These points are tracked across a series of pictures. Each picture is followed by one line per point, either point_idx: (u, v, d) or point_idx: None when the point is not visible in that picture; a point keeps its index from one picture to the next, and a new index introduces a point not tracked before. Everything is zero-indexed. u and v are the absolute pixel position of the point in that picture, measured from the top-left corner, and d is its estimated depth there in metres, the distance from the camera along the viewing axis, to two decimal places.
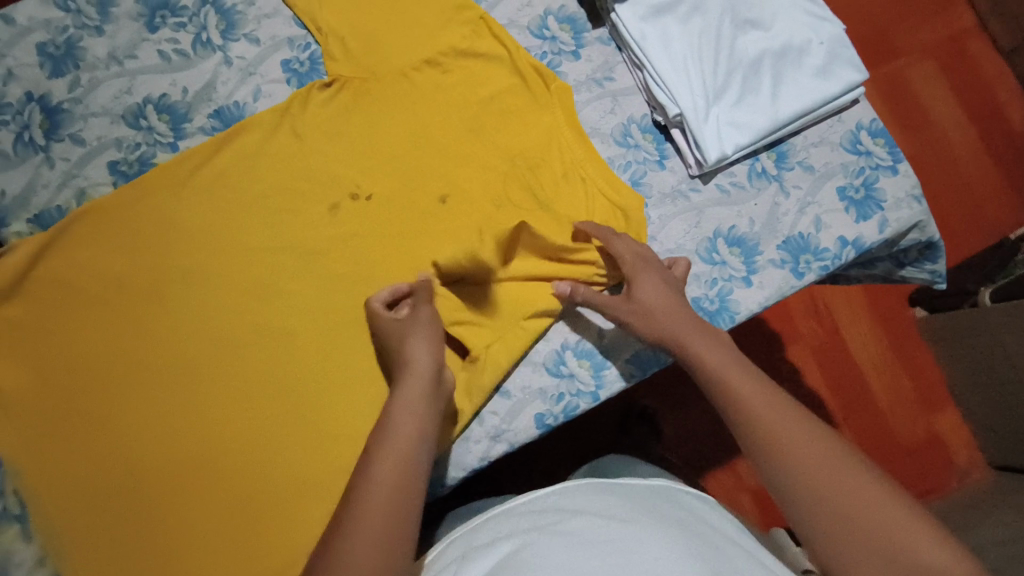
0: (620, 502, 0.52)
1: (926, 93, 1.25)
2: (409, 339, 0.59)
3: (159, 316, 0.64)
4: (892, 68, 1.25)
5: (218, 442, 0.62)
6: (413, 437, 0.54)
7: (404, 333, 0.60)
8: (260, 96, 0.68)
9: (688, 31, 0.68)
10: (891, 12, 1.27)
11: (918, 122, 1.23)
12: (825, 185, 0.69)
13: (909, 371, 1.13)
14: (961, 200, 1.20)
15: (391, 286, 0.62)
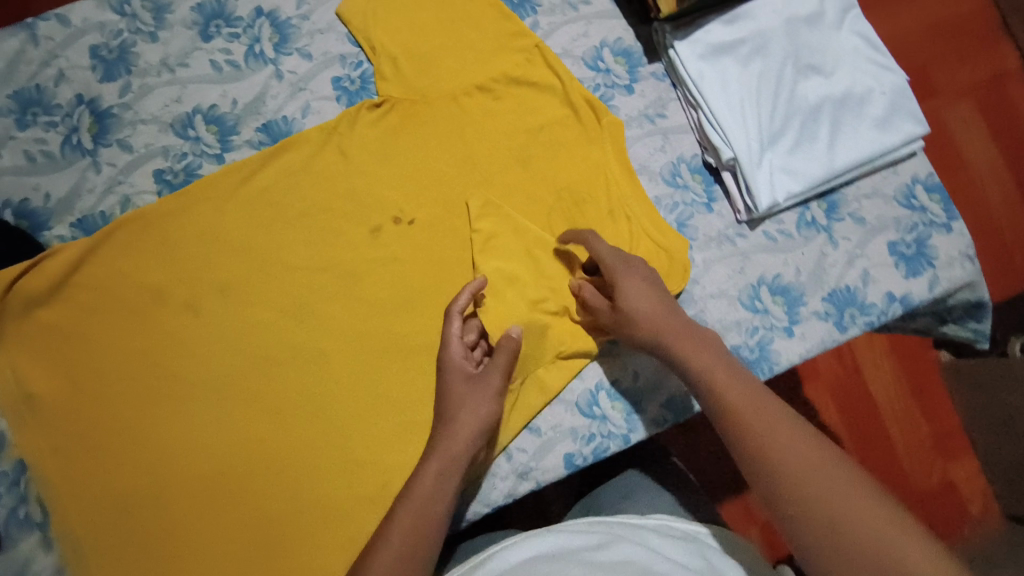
0: (610, 545, 0.50)
1: (961, 132, 1.15)
2: (462, 408, 0.57)
3: (192, 328, 0.63)
4: (929, 105, 1.15)
5: (241, 462, 0.62)
6: (438, 483, 0.55)
7: (459, 394, 0.58)
8: (309, 112, 0.68)
9: (747, 72, 0.66)
10: (937, 47, 1.16)
11: (952, 162, 1.14)
12: (875, 238, 0.67)
13: (928, 417, 1.08)
14: (990, 249, 1.11)
15: (473, 287, 0.61)
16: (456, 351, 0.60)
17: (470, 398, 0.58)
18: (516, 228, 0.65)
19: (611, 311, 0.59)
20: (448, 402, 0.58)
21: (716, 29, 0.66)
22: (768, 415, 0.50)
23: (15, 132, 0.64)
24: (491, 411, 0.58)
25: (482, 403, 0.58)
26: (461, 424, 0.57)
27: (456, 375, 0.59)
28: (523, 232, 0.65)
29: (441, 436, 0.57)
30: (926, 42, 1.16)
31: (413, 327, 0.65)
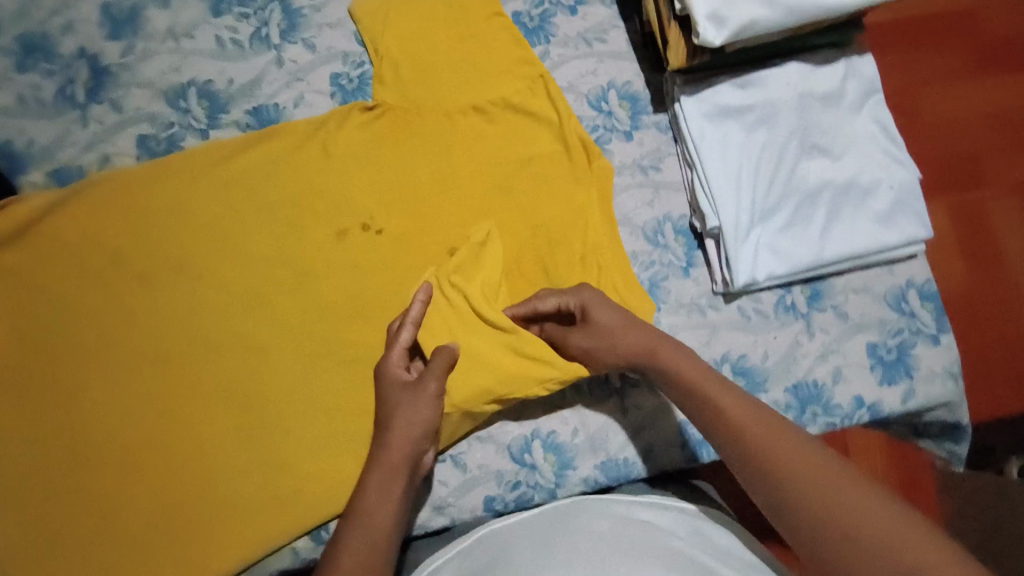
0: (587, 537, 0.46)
1: (1005, 232, 0.97)
2: (402, 417, 0.55)
3: (142, 298, 0.63)
4: (971, 193, 0.98)
5: (162, 439, 0.61)
6: (378, 501, 0.52)
7: (398, 403, 0.55)
8: (301, 103, 0.67)
9: (750, 141, 0.63)
10: (995, 134, 1.00)
11: (990, 259, 0.95)
12: (856, 336, 0.64)
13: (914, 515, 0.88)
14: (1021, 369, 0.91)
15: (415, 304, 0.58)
16: (397, 361, 0.57)
17: (409, 407, 0.55)
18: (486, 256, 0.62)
19: (584, 337, 0.57)
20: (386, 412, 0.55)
21: (726, 91, 0.63)
22: (764, 420, 0.46)
23: (14, 74, 0.65)
24: (433, 418, 0.55)
25: (422, 410, 0.55)
26: (400, 435, 0.54)
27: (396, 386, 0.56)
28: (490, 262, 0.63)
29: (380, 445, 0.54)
30: (982, 129, 1.00)
31: (360, 337, 0.63)
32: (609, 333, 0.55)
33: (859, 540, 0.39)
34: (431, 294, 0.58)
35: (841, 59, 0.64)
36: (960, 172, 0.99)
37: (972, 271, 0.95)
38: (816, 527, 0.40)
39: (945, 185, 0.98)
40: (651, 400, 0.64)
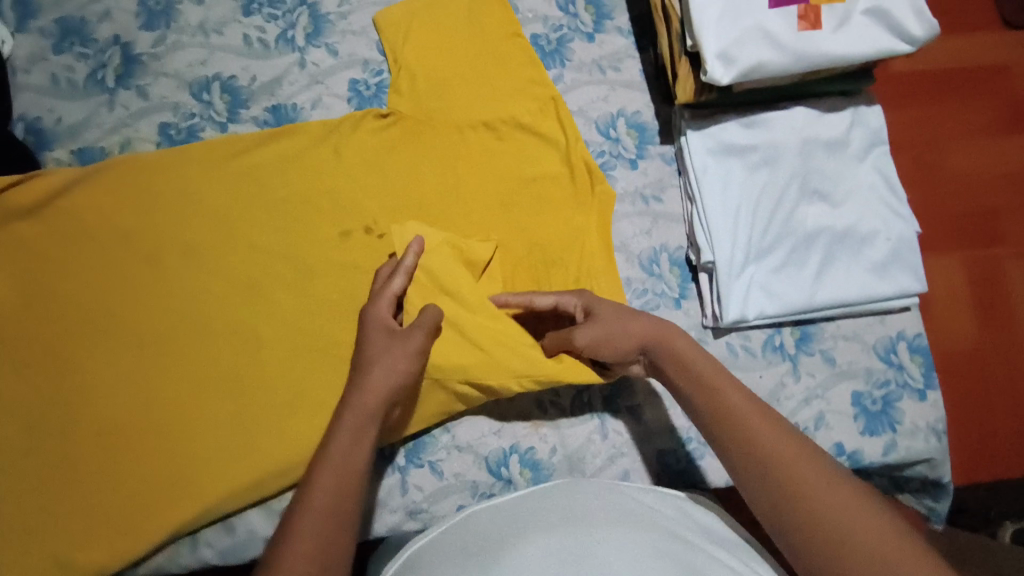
0: (576, 513, 0.48)
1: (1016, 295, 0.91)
2: (381, 361, 0.55)
3: (149, 278, 0.65)
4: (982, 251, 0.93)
5: (153, 415, 0.63)
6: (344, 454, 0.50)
7: (379, 347, 0.56)
8: (318, 105, 0.69)
9: (752, 180, 0.63)
10: (1008, 195, 0.96)
11: (998, 321, 0.90)
12: (842, 383, 0.64)
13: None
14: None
15: (409, 254, 0.59)
16: (382, 306, 0.58)
17: (390, 355, 0.55)
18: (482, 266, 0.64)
19: (587, 330, 0.55)
20: (366, 356, 0.56)
21: (733, 129, 0.64)
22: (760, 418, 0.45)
23: (50, 55, 0.69)
24: (411, 368, 0.56)
25: (401, 358, 0.55)
26: (377, 377, 0.54)
27: (379, 329, 0.57)
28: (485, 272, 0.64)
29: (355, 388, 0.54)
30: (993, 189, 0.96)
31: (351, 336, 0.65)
32: (612, 318, 0.55)
33: (854, 544, 0.39)
34: (424, 247, 0.60)
35: (848, 107, 0.65)
36: (971, 228, 0.94)
37: (980, 332, 0.89)
38: (818, 522, 0.40)
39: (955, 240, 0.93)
40: (633, 428, 0.65)
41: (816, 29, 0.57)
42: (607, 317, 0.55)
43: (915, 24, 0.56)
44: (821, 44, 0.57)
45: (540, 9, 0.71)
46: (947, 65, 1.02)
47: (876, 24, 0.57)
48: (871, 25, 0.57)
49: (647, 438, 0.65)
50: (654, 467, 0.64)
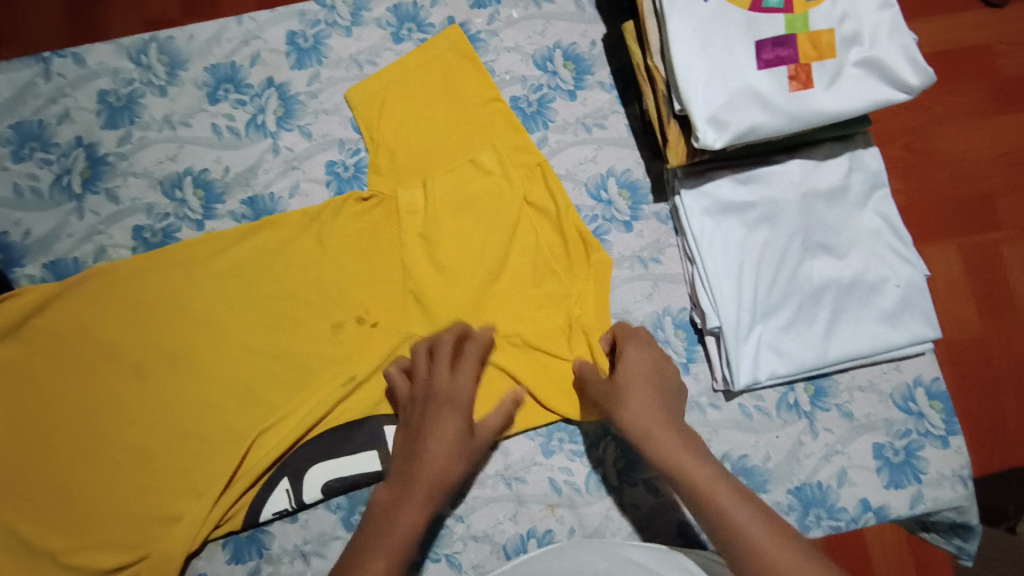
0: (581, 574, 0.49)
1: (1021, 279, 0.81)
2: (447, 442, 0.54)
3: (137, 391, 0.62)
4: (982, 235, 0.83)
5: (159, 533, 0.59)
6: None
7: (447, 429, 0.54)
8: (296, 192, 0.67)
9: (751, 239, 0.61)
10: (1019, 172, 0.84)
11: (1002, 302, 0.81)
12: (861, 437, 0.62)
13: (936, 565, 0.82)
14: None
15: (484, 339, 0.61)
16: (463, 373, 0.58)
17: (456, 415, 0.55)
18: (490, 307, 0.64)
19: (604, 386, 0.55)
20: (431, 420, 0.55)
21: (728, 186, 0.62)
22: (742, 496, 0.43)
23: (10, 163, 0.65)
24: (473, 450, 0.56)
25: (462, 452, 0.54)
26: (432, 455, 0.53)
27: (449, 406, 0.55)
28: None
29: (375, 536, 0.50)
30: (1014, 166, 0.84)
31: (351, 437, 0.62)
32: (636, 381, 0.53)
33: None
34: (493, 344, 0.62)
35: (846, 151, 0.63)
36: (985, 209, 0.83)
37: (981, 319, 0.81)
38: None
39: (970, 227, 0.83)
40: (650, 499, 0.62)
41: (808, 88, 0.55)
42: (634, 373, 0.54)
43: (910, 73, 0.55)
44: (816, 103, 0.55)
45: (518, 70, 0.69)
46: (950, 43, 0.87)
47: (869, 75, 0.55)
48: (864, 76, 0.55)
49: (667, 509, 0.62)
50: (675, 541, 0.61)
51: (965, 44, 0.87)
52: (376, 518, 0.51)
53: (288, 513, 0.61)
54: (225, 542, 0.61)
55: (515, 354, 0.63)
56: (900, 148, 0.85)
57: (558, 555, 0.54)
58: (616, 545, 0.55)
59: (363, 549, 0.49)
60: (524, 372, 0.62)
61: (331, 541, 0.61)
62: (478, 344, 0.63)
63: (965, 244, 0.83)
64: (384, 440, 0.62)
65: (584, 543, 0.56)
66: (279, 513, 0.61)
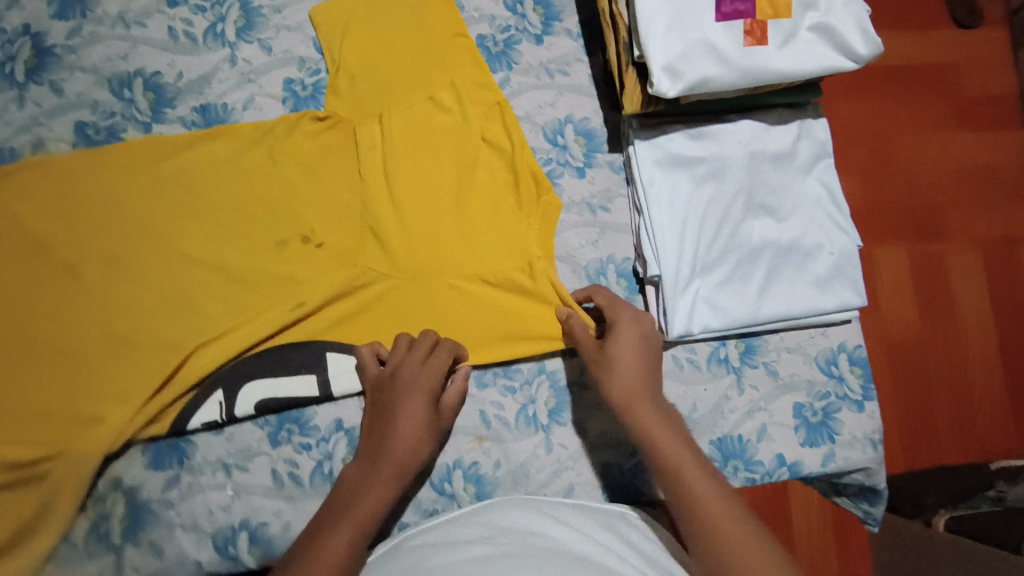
0: (509, 526, 0.48)
1: (960, 292, 1.00)
2: (411, 426, 0.56)
3: (66, 288, 0.60)
4: (926, 247, 1.00)
5: (75, 433, 0.57)
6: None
7: (414, 413, 0.56)
8: (250, 105, 0.66)
9: (699, 194, 0.63)
10: (953, 190, 1.02)
11: (941, 309, 0.99)
12: (784, 396, 0.64)
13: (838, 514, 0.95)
14: (949, 406, 0.96)
15: (456, 346, 0.61)
16: (432, 366, 0.58)
17: (419, 404, 0.57)
18: (437, 240, 0.64)
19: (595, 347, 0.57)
20: (396, 405, 0.56)
21: (681, 140, 0.63)
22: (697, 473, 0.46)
23: None
24: (434, 440, 0.57)
25: (425, 433, 0.56)
26: (399, 436, 0.55)
27: (416, 391, 0.57)
28: (426, 283, 0.63)
29: (343, 507, 0.52)
30: (947, 181, 1.02)
31: (286, 356, 0.61)
32: (620, 357, 0.55)
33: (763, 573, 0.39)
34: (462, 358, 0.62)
35: (796, 119, 0.65)
36: (919, 219, 1.01)
37: (919, 322, 0.98)
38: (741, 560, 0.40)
39: (905, 234, 1.00)
40: (577, 440, 0.63)
41: (762, 45, 0.56)
42: (622, 347, 0.55)
43: (861, 42, 0.57)
44: (768, 61, 0.56)
45: (486, 8, 0.69)
46: None
47: (822, 40, 0.57)
48: (817, 40, 0.57)
49: (592, 451, 0.63)
50: (598, 482, 0.62)
51: (912, 64, 1.05)
52: (343, 491, 0.53)
53: (217, 425, 0.60)
54: (146, 448, 0.59)
55: (458, 282, 0.63)
56: (858, 154, 1.02)
57: (476, 520, 0.51)
58: (539, 505, 0.53)
59: (334, 518, 0.51)
60: (467, 304, 0.63)
61: (255, 456, 0.60)
62: (420, 275, 0.63)
63: (902, 250, 1.00)
64: (324, 364, 0.61)
65: (515, 500, 0.54)
66: (208, 424, 0.59)
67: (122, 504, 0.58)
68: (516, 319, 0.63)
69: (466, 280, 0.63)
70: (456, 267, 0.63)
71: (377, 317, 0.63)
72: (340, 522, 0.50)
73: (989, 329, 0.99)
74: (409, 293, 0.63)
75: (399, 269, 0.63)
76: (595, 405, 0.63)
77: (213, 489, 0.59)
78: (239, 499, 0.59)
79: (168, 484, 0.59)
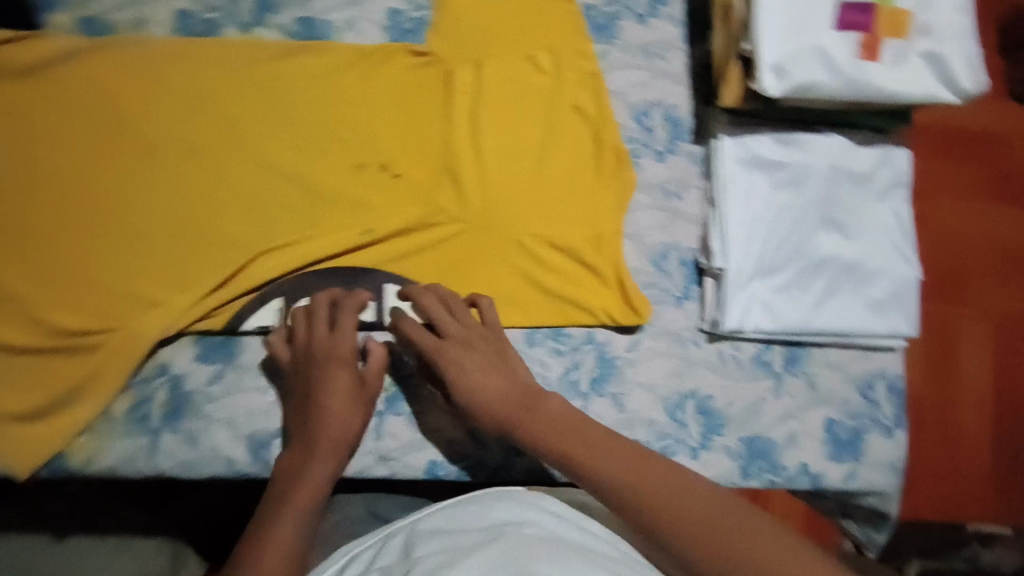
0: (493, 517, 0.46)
1: (969, 358, 1.01)
2: (339, 400, 0.55)
3: (141, 170, 0.61)
4: (944, 309, 1.02)
5: (130, 309, 0.58)
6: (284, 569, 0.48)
7: (338, 385, 0.56)
8: (350, 28, 0.66)
9: (776, 198, 0.64)
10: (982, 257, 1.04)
11: (948, 372, 1.00)
12: (818, 409, 0.65)
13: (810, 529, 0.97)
14: (937, 466, 0.98)
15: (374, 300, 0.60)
16: (344, 339, 0.57)
17: (338, 376, 0.56)
18: (511, 193, 0.64)
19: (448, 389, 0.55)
20: (320, 380, 0.56)
21: (768, 144, 0.64)
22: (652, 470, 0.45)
23: None
24: (368, 411, 0.57)
25: (356, 403, 0.56)
26: (331, 411, 0.55)
27: (335, 363, 0.56)
28: (494, 234, 0.63)
29: (286, 487, 0.53)
30: (978, 248, 1.04)
31: (348, 278, 0.62)
32: (467, 378, 0.54)
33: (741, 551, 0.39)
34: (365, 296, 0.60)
35: (881, 144, 0.66)
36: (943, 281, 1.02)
37: (924, 381, 0.99)
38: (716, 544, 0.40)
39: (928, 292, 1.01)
40: (614, 414, 0.63)
41: (871, 61, 0.57)
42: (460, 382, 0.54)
43: (967, 77, 0.58)
44: (875, 77, 0.57)
45: None
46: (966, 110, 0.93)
47: (930, 68, 0.58)
48: (925, 67, 0.58)
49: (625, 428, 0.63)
50: None
51: (970, 128, 1.07)
52: (283, 475, 0.54)
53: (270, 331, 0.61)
54: (196, 340, 0.60)
55: (526, 241, 0.64)
56: None
57: (465, 509, 0.47)
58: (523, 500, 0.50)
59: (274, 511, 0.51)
60: (531, 261, 0.64)
61: None
62: (489, 225, 0.63)
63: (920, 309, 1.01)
64: (382, 295, 0.62)
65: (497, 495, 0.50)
66: (261, 329, 0.60)
67: (164, 391, 0.59)
68: (575, 284, 0.64)
69: (529, 240, 0.64)
70: (525, 225, 0.64)
71: (441, 259, 0.63)
72: (284, 507, 0.51)
73: (989, 399, 1.01)
74: (474, 240, 0.63)
75: (470, 216, 0.63)
76: (636, 383, 0.64)
77: (255, 392, 0.59)
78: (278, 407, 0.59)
79: (213, 379, 0.59)
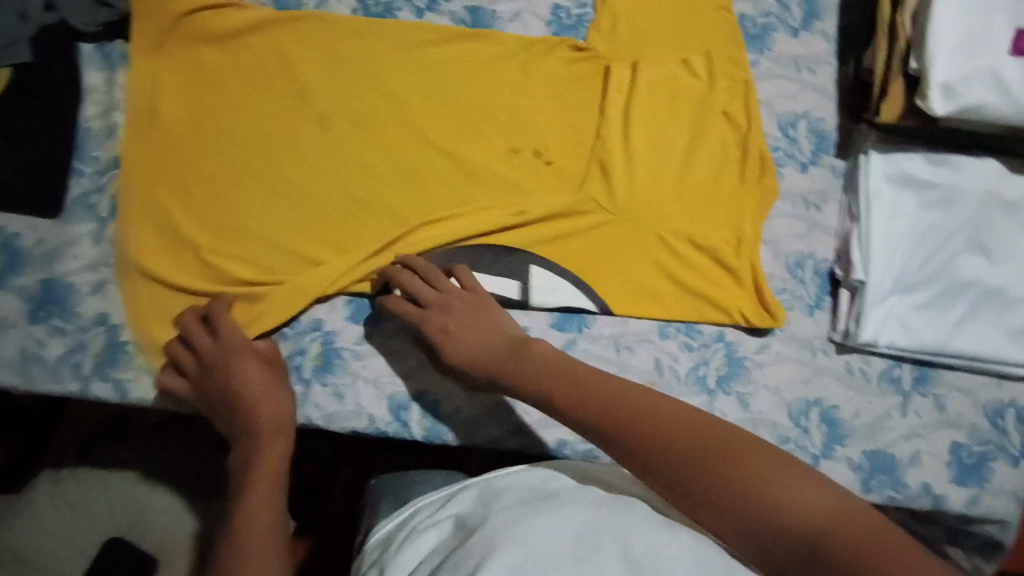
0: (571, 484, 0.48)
1: None
2: (256, 387, 0.56)
3: (311, 136, 0.65)
4: None
5: (294, 264, 0.62)
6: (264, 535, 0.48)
7: (247, 372, 0.57)
8: (515, 19, 0.70)
9: (920, 216, 0.65)
10: None
11: None
12: (944, 431, 0.65)
13: None
14: None
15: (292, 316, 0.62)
16: (228, 333, 0.59)
17: (237, 365, 0.57)
18: (657, 189, 0.66)
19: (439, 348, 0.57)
20: (229, 376, 0.57)
21: (919, 163, 0.65)
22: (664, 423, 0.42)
23: None
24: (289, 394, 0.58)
25: (273, 384, 0.57)
26: (252, 398, 0.56)
27: (237, 356, 0.58)
28: (638, 227, 0.66)
29: (241, 470, 0.53)
30: None
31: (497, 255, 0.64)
32: (457, 336, 0.56)
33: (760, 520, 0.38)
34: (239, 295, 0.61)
35: None
36: None
37: None
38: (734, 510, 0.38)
39: None
40: (738, 412, 0.64)
41: None
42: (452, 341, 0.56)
43: None
44: None
45: None
46: None
47: None
48: None
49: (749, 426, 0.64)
50: None
51: None
52: (238, 468, 0.54)
53: None
54: (349, 300, 0.64)
55: (670, 236, 0.65)
56: None
57: (537, 476, 0.50)
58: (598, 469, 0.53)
59: (238, 491, 0.52)
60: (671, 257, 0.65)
61: None
62: (634, 217, 0.66)
63: None
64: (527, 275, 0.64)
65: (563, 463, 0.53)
66: None
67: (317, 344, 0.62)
68: (712, 282, 0.65)
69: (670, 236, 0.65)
70: (669, 221, 0.66)
71: (586, 245, 0.65)
72: (250, 482, 0.52)
73: None
74: (618, 231, 0.66)
75: (617, 207, 0.66)
76: (763, 385, 0.65)
77: (399, 354, 0.62)
78: (419, 371, 0.62)
79: (362, 339, 0.63)
